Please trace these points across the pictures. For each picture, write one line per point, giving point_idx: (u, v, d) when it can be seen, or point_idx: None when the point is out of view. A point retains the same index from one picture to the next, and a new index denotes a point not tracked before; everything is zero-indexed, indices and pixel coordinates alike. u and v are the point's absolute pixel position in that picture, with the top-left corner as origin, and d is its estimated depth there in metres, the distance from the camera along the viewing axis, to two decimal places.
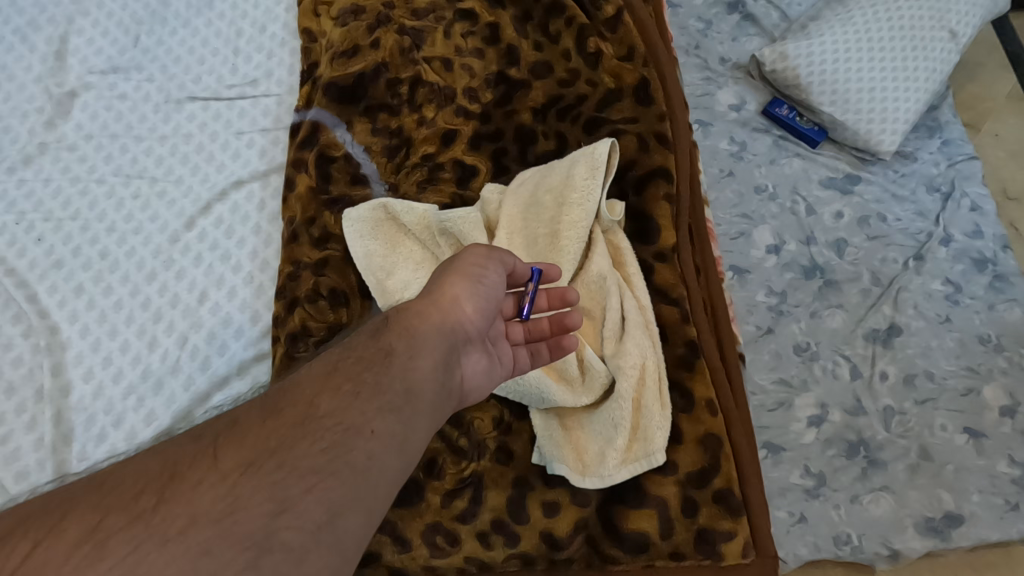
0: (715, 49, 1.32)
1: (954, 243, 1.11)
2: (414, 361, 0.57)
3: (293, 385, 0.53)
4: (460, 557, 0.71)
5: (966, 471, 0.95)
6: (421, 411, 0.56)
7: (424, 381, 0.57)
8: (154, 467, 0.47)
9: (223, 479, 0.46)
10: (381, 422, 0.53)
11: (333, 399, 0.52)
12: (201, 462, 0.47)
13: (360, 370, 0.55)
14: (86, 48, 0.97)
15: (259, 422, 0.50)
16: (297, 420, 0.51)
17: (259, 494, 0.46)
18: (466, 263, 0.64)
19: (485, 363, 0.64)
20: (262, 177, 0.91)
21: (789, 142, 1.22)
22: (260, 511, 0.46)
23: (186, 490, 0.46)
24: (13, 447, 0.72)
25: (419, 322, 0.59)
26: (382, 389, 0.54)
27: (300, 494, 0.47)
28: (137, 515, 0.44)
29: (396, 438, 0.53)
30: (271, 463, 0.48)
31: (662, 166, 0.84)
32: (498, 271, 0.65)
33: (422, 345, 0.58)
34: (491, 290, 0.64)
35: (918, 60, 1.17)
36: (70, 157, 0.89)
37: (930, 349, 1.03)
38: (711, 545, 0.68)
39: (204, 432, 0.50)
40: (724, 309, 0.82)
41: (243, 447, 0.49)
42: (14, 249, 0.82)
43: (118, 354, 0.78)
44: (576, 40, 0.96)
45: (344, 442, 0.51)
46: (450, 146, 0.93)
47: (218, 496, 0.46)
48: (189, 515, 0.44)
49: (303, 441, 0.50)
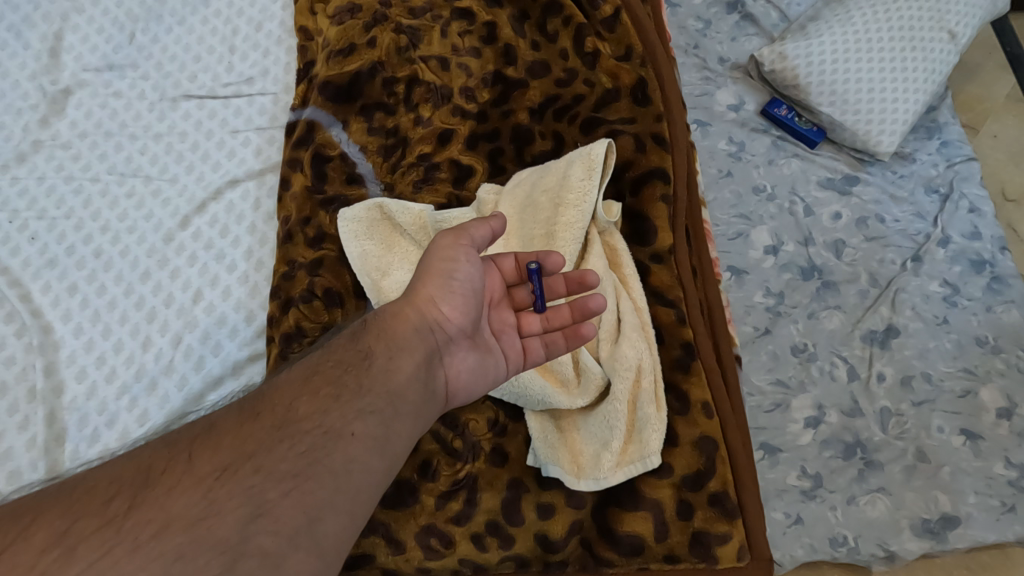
0: (714, 49, 1.32)
1: (953, 244, 1.10)
2: (394, 363, 0.58)
3: (271, 389, 0.54)
4: (455, 559, 0.70)
5: (964, 473, 0.95)
6: (403, 413, 0.56)
7: (405, 383, 0.57)
8: (128, 471, 0.47)
9: (199, 482, 0.46)
10: (362, 423, 0.53)
11: (312, 401, 0.53)
12: (177, 465, 0.47)
13: (338, 373, 0.55)
14: (81, 45, 0.96)
15: (236, 425, 0.50)
16: (275, 423, 0.51)
17: (235, 498, 0.46)
18: (436, 260, 0.63)
19: (472, 363, 0.64)
20: (258, 176, 0.90)
21: (787, 143, 1.21)
22: (235, 515, 0.45)
23: (160, 494, 0.45)
24: (6, 447, 0.72)
25: (397, 326, 0.60)
26: (362, 391, 0.55)
27: (278, 498, 0.47)
28: (109, 520, 0.43)
29: (377, 440, 0.53)
30: (249, 466, 0.48)
31: (659, 167, 0.84)
32: (473, 258, 0.63)
33: (401, 347, 0.59)
34: (466, 283, 0.63)
35: (917, 60, 1.17)
36: (65, 155, 0.88)
37: (928, 350, 1.03)
38: (706, 548, 0.68)
39: (181, 436, 0.50)
40: (720, 310, 0.82)
41: (220, 450, 0.48)
42: (7, 247, 0.82)
43: (111, 354, 0.77)
44: (574, 40, 0.96)
45: (323, 445, 0.51)
46: (446, 145, 0.93)
47: (194, 500, 0.45)
48: (162, 519, 0.44)
49: (281, 443, 0.50)
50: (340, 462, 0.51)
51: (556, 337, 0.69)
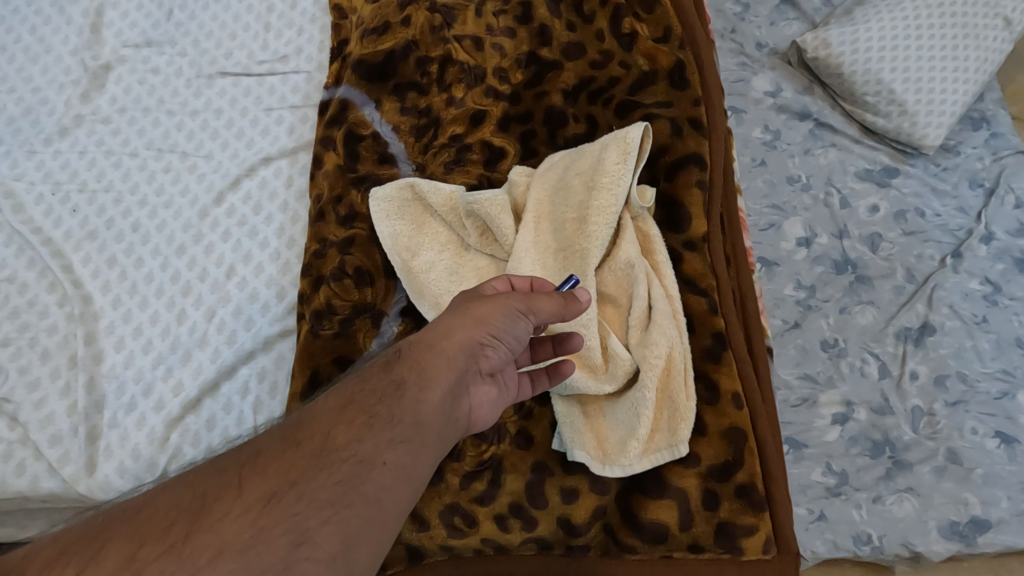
0: (752, 33, 1.29)
1: (995, 241, 1.06)
2: (425, 395, 0.56)
3: (310, 416, 0.53)
4: (477, 538, 0.71)
5: (996, 477, 0.92)
6: (430, 445, 0.55)
7: (433, 414, 0.56)
8: (185, 496, 0.47)
9: (248, 509, 0.46)
10: (393, 453, 0.53)
11: (348, 430, 0.52)
12: (228, 491, 0.47)
13: (373, 403, 0.54)
14: (120, 21, 0.97)
15: (280, 452, 0.50)
16: (315, 452, 0.50)
17: (280, 527, 0.46)
18: (490, 305, 0.61)
19: (494, 395, 0.64)
20: (291, 154, 0.91)
21: (826, 132, 1.18)
22: (279, 543, 0.45)
23: (215, 520, 0.45)
24: (48, 412, 0.74)
25: (430, 355, 0.58)
26: (393, 422, 0.54)
27: (318, 525, 0.47)
28: (169, 546, 0.43)
29: (407, 469, 0.53)
30: (292, 494, 0.48)
31: (695, 152, 0.82)
32: (526, 325, 0.62)
33: (433, 377, 0.57)
34: (513, 337, 0.61)
35: (970, 48, 1.13)
36: (105, 130, 0.90)
37: (964, 349, 0.99)
38: (731, 539, 0.67)
39: (230, 461, 0.50)
40: (753, 300, 0.81)
41: (266, 478, 0.48)
42: (50, 218, 0.84)
43: (148, 325, 0.79)
44: (611, 20, 0.94)
45: (358, 473, 0.50)
46: (478, 127, 0.92)
47: (244, 526, 0.45)
48: (217, 545, 0.44)
49: (321, 471, 0.49)
50: (373, 490, 0.50)
51: (539, 375, 0.70)
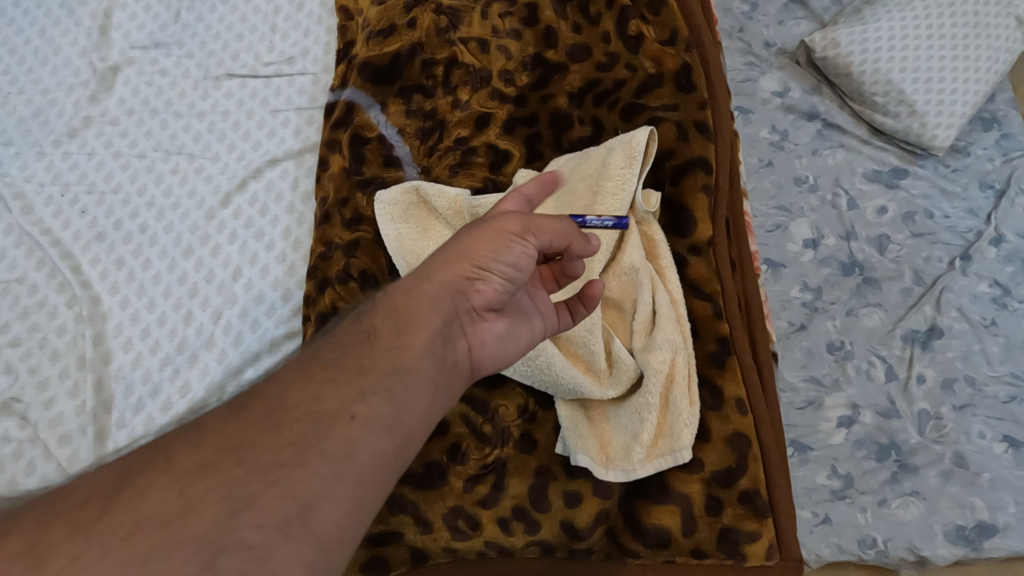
0: (760, 32, 1.28)
1: (1006, 244, 1.06)
2: (403, 340, 0.52)
3: (266, 381, 0.50)
4: (481, 541, 0.72)
5: (1003, 481, 0.91)
6: (413, 389, 0.51)
7: (417, 359, 0.52)
8: (110, 475, 0.43)
9: (177, 478, 0.42)
10: (361, 405, 0.48)
11: (306, 388, 0.49)
12: (156, 464, 0.43)
13: (341, 357, 0.51)
14: (129, 23, 0.98)
15: (222, 420, 0.46)
16: (266, 413, 0.47)
17: (215, 494, 0.41)
18: (473, 240, 0.57)
19: (501, 330, 0.59)
20: (297, 156, 0.92)
21: (834, 133, 1.17)
22: (213, 511, 0.41)
23: (134, 495, 0.41)
24: (58, 412, 0.75)
25: (410, 299, 0.55)
26: (364, 372, 0.50)
27: (261, 489, 0.42)
28: (83, 523, 0.40)
29: (382, 419, 0.48)
30: (231, 460, 0.43)
31: (701, 157, 0.82)
32: (524, 248, 0.57)
33: (415, 321, 0.54)
34: (510, 263, 0.56)
35: (981, 48, 1.12)
36: (113, 132, 0.91)
37: (971, 353, 0.99)
38: (734, 545, 0.68)
39: (169, 435, 0.46)
40: (758, 305, 0.80)
41: (205, 446, 0.44)
42: (59, 220, 0.84)
43: (155, 326, 0.80)
44: (617, 22, 0.93)
45: (314, 431, 0.46)
46: (483, 129, 0.92)
47: (169, 497, 0.41)
48: (134, 521, 0.40)
49: (268, 433, 0.45)
50: (334, 446, 0.46)
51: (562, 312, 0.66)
